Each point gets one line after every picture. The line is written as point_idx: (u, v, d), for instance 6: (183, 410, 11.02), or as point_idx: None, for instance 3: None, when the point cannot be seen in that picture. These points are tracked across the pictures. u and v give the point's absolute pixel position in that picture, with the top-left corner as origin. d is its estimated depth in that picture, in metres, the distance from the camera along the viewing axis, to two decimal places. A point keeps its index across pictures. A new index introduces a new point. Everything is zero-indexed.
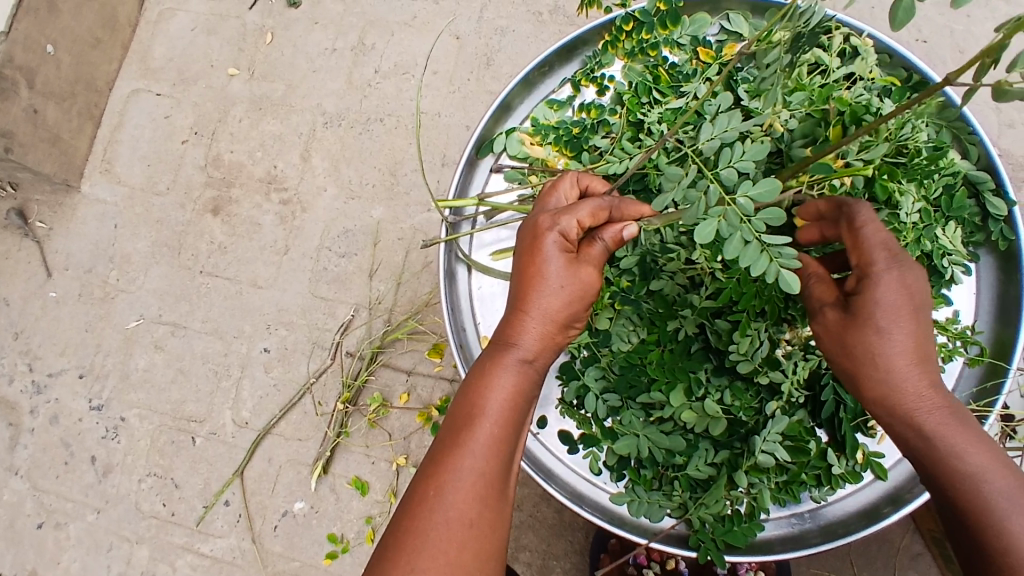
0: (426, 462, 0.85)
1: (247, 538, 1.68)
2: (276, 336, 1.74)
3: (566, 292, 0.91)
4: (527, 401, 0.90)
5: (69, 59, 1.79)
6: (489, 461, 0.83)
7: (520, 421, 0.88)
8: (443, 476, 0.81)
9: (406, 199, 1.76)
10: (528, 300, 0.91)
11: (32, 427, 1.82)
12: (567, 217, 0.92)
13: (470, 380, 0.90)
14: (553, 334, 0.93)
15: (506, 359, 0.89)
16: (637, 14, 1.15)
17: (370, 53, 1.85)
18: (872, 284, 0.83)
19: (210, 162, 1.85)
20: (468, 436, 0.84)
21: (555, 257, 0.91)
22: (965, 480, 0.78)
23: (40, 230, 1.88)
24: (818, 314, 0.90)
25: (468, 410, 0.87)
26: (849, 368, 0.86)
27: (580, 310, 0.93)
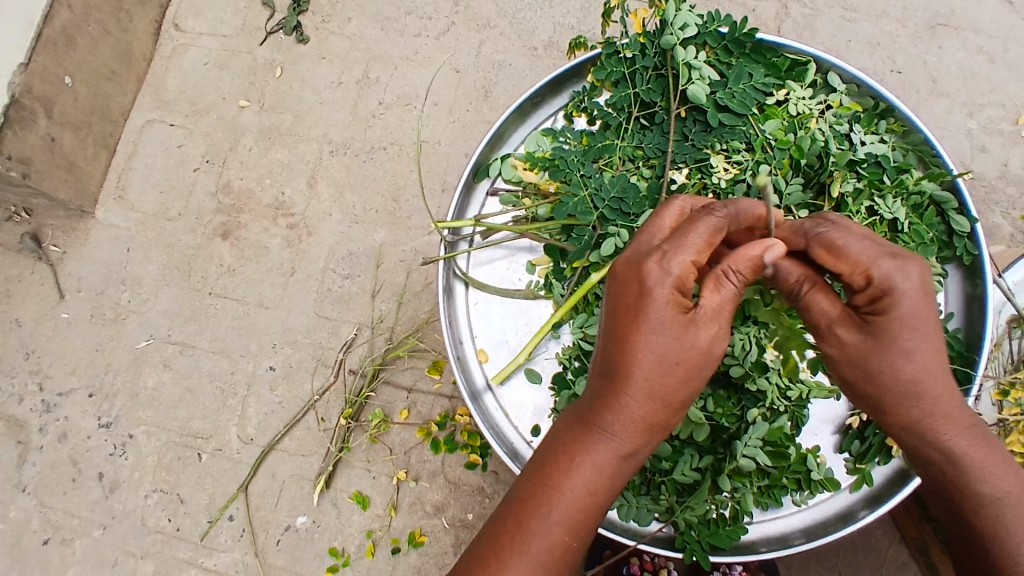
0: (501, 525, 0.91)
1: (250, 552, 1.72)
2: (281, 355, 1.80)
3: (686, 367, 0.87)
4: (615, 486, 0.92)
5: (86, 91, 1.89)
6: (556, 554, 0.88)
7: (604, 502, 0.92)
8: (515, 554, 0.88)
9: (407, 223, 1.85)
10: (650, 384, 0.87)
11: (41, 445, 1.87)
12: (680, 264, 0.87)
13: (561, 449, 0.92)
14: (658, 409, 0.89)
15: (596, 441, 0.89)
16: (624, 49, 1.24)
17: (375, 86, 1.95)
18: (892, 296, 0.86)
19: (220, 188, 1.94)
20: (541, 521, 0.89)
21: (670, 323, 0.86)
22: (966, 468, 0.91)
23: (54, 254, 1.96)
24: (828, 335, 0.93)
25: (550, 494, 0.90)
26: (876, 392, 0.91)
27: (684, 380, 0.88)
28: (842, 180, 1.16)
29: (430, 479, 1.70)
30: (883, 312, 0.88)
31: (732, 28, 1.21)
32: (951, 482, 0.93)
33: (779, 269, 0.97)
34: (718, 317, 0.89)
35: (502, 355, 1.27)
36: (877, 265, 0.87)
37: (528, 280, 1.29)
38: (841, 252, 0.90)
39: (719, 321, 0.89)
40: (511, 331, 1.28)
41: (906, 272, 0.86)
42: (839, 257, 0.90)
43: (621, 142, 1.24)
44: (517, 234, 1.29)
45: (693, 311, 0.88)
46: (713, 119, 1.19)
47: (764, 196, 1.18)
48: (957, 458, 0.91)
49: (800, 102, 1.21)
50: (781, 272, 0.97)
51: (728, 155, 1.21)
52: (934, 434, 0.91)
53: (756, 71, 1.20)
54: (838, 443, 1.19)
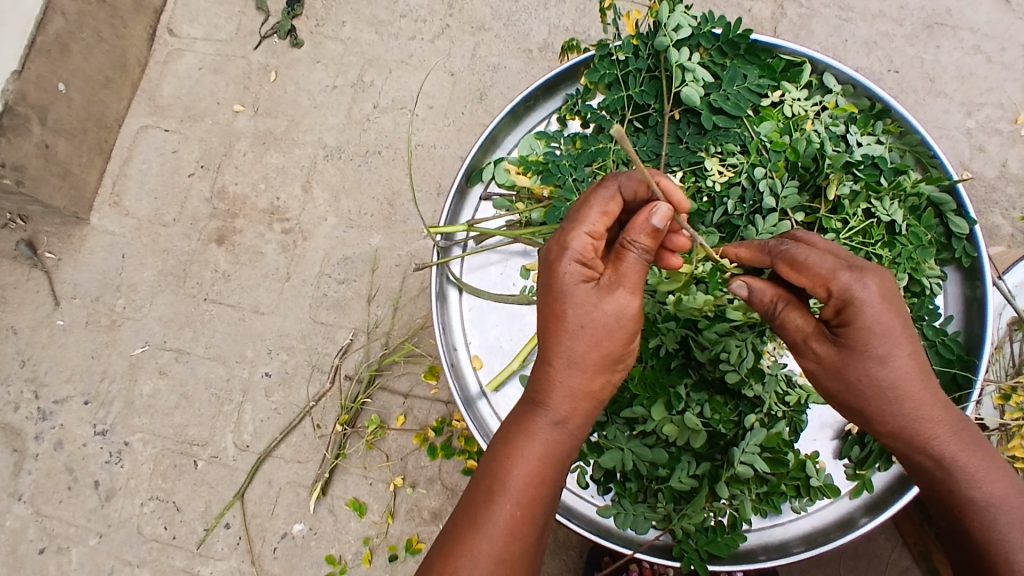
0: (456, 524, 0.87)
1: (247, 560, 1.71)
2: (277, 361, 1.79)
3: (598, 331, 0.87)
4: (560, 465, 0.90)
5: (80, 98, 1.89)
6: (509, 542, 0.84)
7: (551, 484, 0.89)
8: (467, 548, 0.84)
9: (403, 227, 1.84)
10: (572, 352, 0.87)
11: (37, 452, 1.86)
12: (577, 236, 0.88)
13: (502, 433, 0.92)
14: (588, 380, 0.89)
15: (534, 418, 0.89)
16: (617, 51, 1.23)
17: (369, 89, 1.94)
18: (855, 306, 0.89)
19: (215, 194, 1.93)
20: (494, 511, 0.85)
21: (576, 291, 0.88)
22: (954, 471, 0.92)
23: (49, 261, 1.95)
24: (804, 350, 0.97)
25: (494, 480, 0.88)
26: (858, 402, 0.94)
27: (609, 348, 0.88)
28: (838, 182, 1.15)
29: (427, 485, 1.69)
30: (847, 322, 0.91)
31: (726, 30, 1.20)
32: (943, 491, 0.94)
33: (753, 290, 1.00)
34: (626, 283, 0.88)
35: (496, 361, 1.27)
36: (836, 278, 0.90)
37: (522, 285, 1.28)
38: (802, 267, 0.93)
39: (636, 286, 0.88)
40: (506, 337, 1.27)
41: (862, 281, 0.89)
42: (799, 273, 0.93)
43: (614, 146, 1.21)
44: (511, 239, 1.28)
45: (599, 279, 0.89)
46: (707, 122, 1.17)
47: (760, 199, 1.16)
48: (948, 464, 0.92)
49: (795, 104, 1.20)
50: (756, 295, 1.00)
51: (723, 157, 1.20)
52: (920, 439, 0.92)
53: (751, 73, 1.19)
54: (837, 448, 1.17)
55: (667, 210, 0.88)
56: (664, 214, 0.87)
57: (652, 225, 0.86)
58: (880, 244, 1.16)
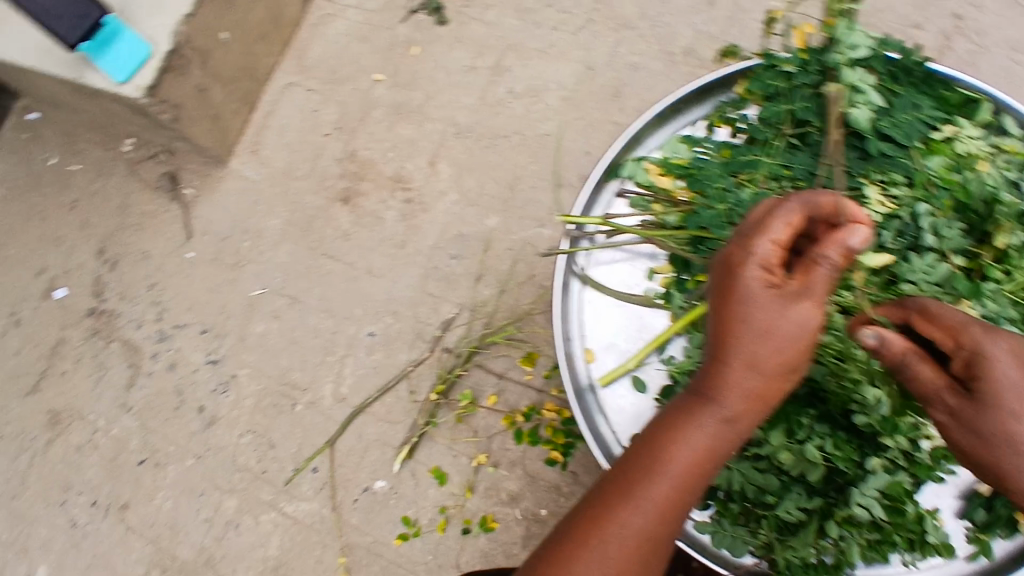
0: (606, 488, 0.93)
1: (328, 505, 1.79)
2: (382, 323, 1.86)
3: (778, 341, 0.87)
4: (720, 461, 0.92)
5: (239, 48, 2.00)
6: (661, 516, 0.90)
7: (707, 476, 0.92)
8: (615, 513, 0.90)
9: (520, 213, 1.86)
10: (753, 357, 0.88)
11: (151, 371, 2.01)
12: (762, 242, 0.88)
13: (665, 419, 0.94)
14: (762, 385, 0.89)
15: (705, 413, 0.90)
16: (783, 64, 1.21)
17: (506, 74, 1.98)
18: (992, 362, 0.87)
19: (346, 156, 2.01)
20: (648, 485, 0.90)
21: (761, 299, 0.88)
22: None
23: (188, 196, 2.10)
24: (933, 402, 0.92)
25: (654, 459, 0.91)
26: (994, 461, 0.89)
27: (788, 355, 0.88)
28: (1011, 230, 1.08)
29: (508, 468, 1.72)
30: (982, 375, 0.87)
31: (903, 56, 1.17)
32: None
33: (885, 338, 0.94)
34: (814, 297, 0.87)
35: (610, 358, 1.27)
36: (968, 330, 0.89)
37: (647, 288, 1.28)
38: (935, 317, 0.92)
39: (819, 298, 0.87)
40: (623, 335, 1.27)
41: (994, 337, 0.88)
42: (932, 324, 0.92)
43: (767, 159, 1.18)
44: (642, 239, 1.28)
45: (782, 287, 0.89)
46: (873, 148, 1.14)
47: (919, 236, 1.12)
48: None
49: (969, 142, 1.14)
50: (886, 341, 0.94)
51: (885, 187, 1.15)
52: None
53: (923, 104, 1.15)
54: (961, 508, 1.11)
55: (863, 230, 0.86)
56: (863, 238, 0.85)
57: (848, 244, 0.85)
58: None
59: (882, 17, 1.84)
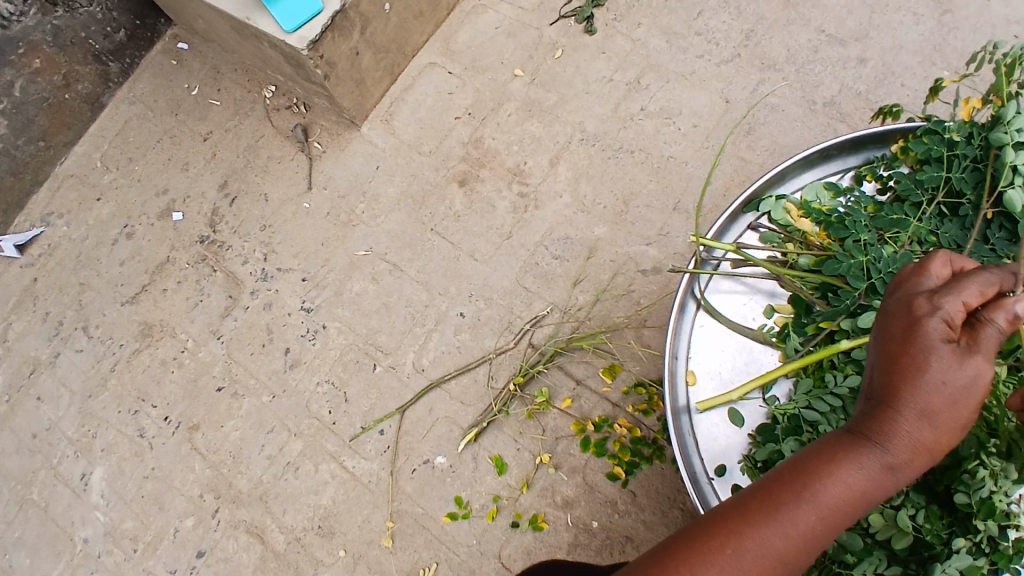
0: (739, 507, 0.91)
1: (387, 469, 1.84)
2: (474, 306, 1.90)
3: (952, 393, 0.85)
4: (867, 506, 0.89)
5: (395, 21, 2.10)
6: (799, 549, 0.87)
7: (853, 519, 0.89)
8: (751, 535, 0.88)
9: (630, 228, 1.88)
10: (924, 405, 0.85)
11: (247, 305, 2.12)
12: (953, 297, 0.86)
13: (815, 453, 0.91)
14: (931, 437, 0.86)
15: (865, 456, 0.87)
16: (950, 133, 1.19)
17: (643, 92, 2.00)
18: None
19: (472, 141, 2.08)
20: (791, 513, 0.88)
21: (940, 350, 0.85)
22: None
23: (315, 150, 2.22)
24: None
25: (801, 491, 0.88)
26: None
27: (961, 411, 0.85)
28: None
29: (569, 473, 1.72)
30: None
31: None
32: None
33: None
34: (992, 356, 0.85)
35: (710, 384, 1.25)
36: None
37: (762, 323, 1.26)
38: None
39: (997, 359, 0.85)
40: (728, 365, 1.25)
41: None
42: None
43: (915, 222, 1.18)
44: (766, 274, 1.27)
45: (963, 343, 0.86)
46: (1020, 232, 1.09)
47: None
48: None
49: None
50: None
51: None
52: None
53: None
54: None
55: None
56: None
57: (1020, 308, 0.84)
58: None
59: None
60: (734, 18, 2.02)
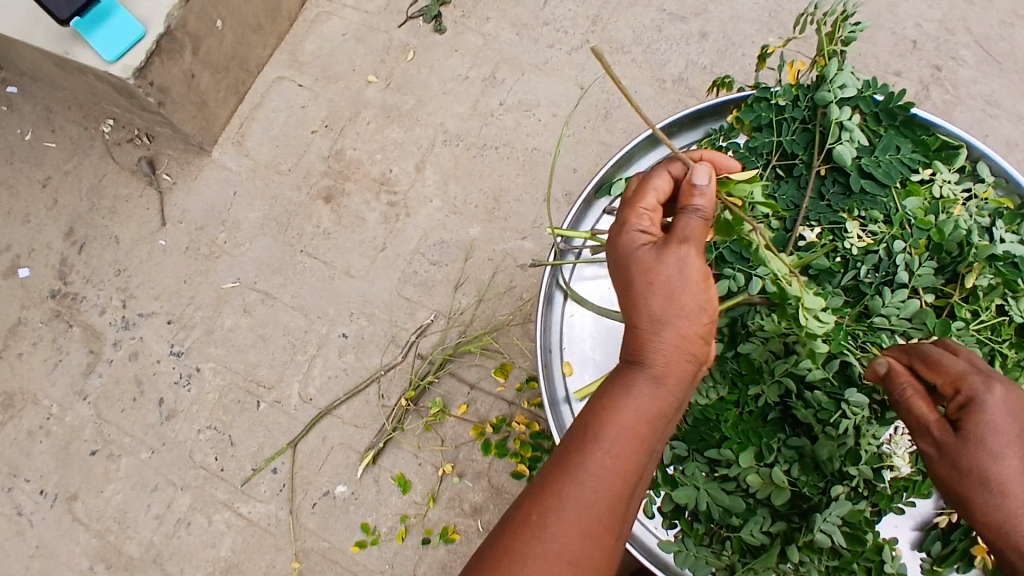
0: (542, 473, 0.90)
1: (285, 508, 1.74)
2: (356, 324, 1.83)
3: (669, 286, 0.92)
4: (653, 423, 0.91)
5: (231, 37, 1.99)
6: (603, 490, 0.85)
7: (646, 437, 0.90)
8: (554, 491, 0.85)
9: (503, 224, 1.86)
10: (653, 308, 0.92)
11: (111, 359, 1.94)
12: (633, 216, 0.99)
13: (592, 399, 0.94)
14: (676, 333, 0.92)
15: (628, 377, 0.92)
16: (776, 97, 1.23)
17: (499, 86, 1.99)
18: (981, 408, 0.91)
19: (332, 154, 2.00)
20: (584, 459, 0.87)
21: (643, 257, 0.95)
22: None
23: (164, 182, 2.06)
24: (921, 433, 0.96)
25: (587, 434, 0.89)
26: (963, 494, 0.92)
27: (689, 298, 0.92)
28: (979, 272, 1.12)
29: (473, 479, 1.69)
30: (970, 416, 0.92)
31: (888, 98, 1.19)
32: None
33: (889, 371, 0.97)
34: (690, 239, 0.94)
35: (586, 372, 1.27)
36: (968, 379, 0.92)
37: None
38: (937, 363, 0.95)
39: (696, 241, 0.94)
40: (600, 351, 1.28)
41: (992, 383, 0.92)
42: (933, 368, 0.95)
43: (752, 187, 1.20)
44: None
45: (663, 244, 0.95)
46: (855, 184, 1.16)
47: (894, 272, 1.14)
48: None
49: (945, 186, 1.17)
50: (888, 375, 0.98)
51: (864, 223, 1.18)
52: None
53: (905, 145, 1.17)
54: (918, 540, 1.13)
55: (705, 177, 0.97)
56: (704, 181, 0.97)
57: (697, 190, 0.97)
58: (1007, 343, 1.14)
59: (864, 62, 1.91)
60: (579, 5, 2.03)
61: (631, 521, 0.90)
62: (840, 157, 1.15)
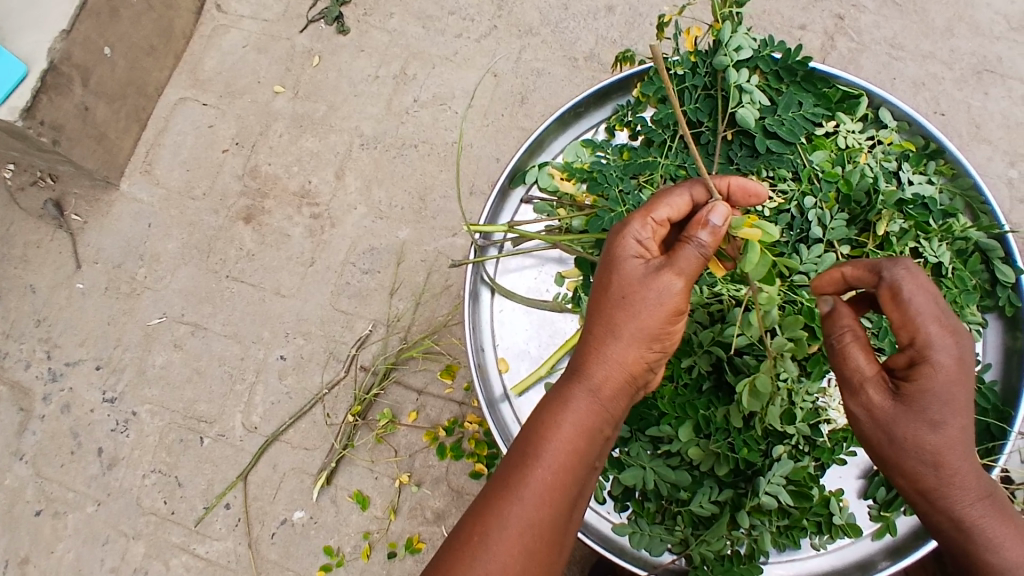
0: (489, 486, 0.88)
1: (243, 543, 1.69)
2: (293, 345, 1.78)
3: (641, 307, 0.90)
4: (595, 440, 0.90)
5: (124, 64, 1.89)
6: (544, 507, 0.84)
7: (588, 455, 0.89)
8: (496, 509, 0.84)
9: (432, 223, 1.82)
10: (615, 324, 0.91)
11: (43, 414, 1.85)
12: (636, 221, 0.94)
13: (541, 407, 0.92)
14: (629, 354, 0.92)
15: (576, 387, 0.91)
16: (675, 68, 1.22)
17: (411, 82, 1.93)
18: (929, 368, 0.87)
19: (247, 172, 1.93)
20: (526, 475, 0.85)
21: (625, 269, 0.92)
22: (975, 538, 0.88)
23: (75, 223, 1.95)
24: (855, 392, 0.92)
25: (532, 449, 0.87)
26: (896, 456, 0.90)
27: (652, 325, 0.91)
28: (889, 218, 1.13)
29: (432, 485, 1.67)
30: (917, 376, 0.87)
31: (786, 55, 1.18)
32: (960, 551, 0.90)
33: (836, 309, 0.95)
34: (683, 272, 0.90)
35: (522, 366, 1.26)
36: (923, 331, 0.87)
37: (555, 292, 1.27)
38: (902, 305, 0.88)
39: (688, 271, 0.90)
40: (533, 343, 1.26)
41: (945, 340, 0.87)
42: (897, 310, 0.89)
43: (663, 160, 1.20)
44: (549, 244, 1.27)
45: (651, 261, 0.92)
46: (761, 145, 1.16)
47: (808, 228, 1.15)
48: (965, 526, 0.88)
49: (849, 136, 1.18)
50: (835, 313, 0.94)
51: (774, 183, 1.18)
52: (948, 501, 0.89)
53: (806, 101, 1.17)
54: (863, 488, 1.15)
55: (725, 210, 0.91)
56: (721, 213, 0.90)
57: (711, 223, 0.89)
58: None
59: (769, 19, 1.92)
60: None
61: (570, 541, 0.89)
62: (743, 119, 1.14)
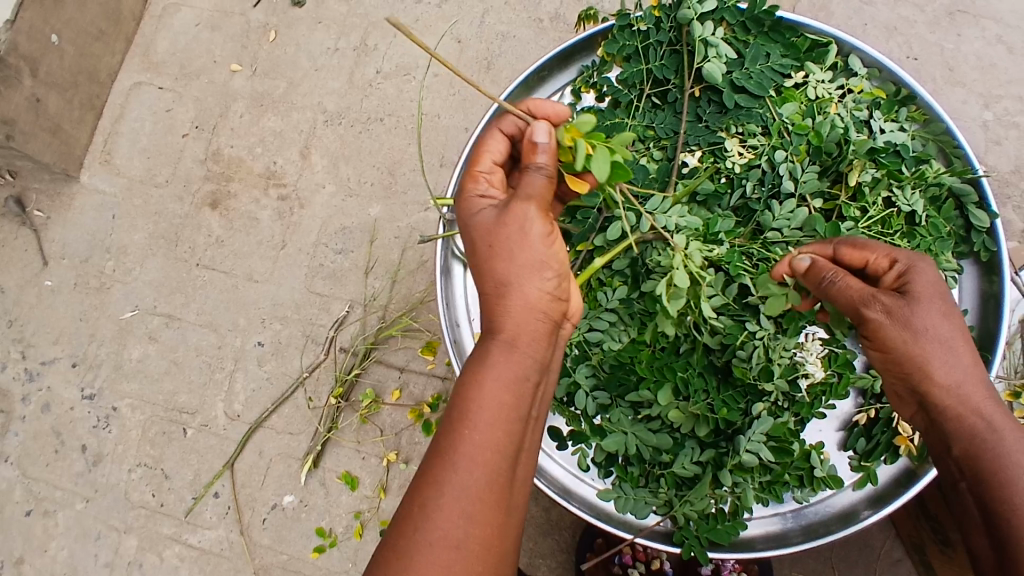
0: (425, 459, 0.80)
1: (235, 530, 1.69)
2: (270, 330, 1.76)
3: (511, 243, 0.87)
4: (522, 390, 0.83)
5: (73, 51, 1.81)
6: (479, 468, 0.77)
7: (520, 406, 0.82)
8: (431, 481, 0.77)
9: (403, 198, 1.78)
10: (501, 271, 0.87)
11: (23, 414, 1.82)
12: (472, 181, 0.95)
13: (464, 370, 0.85)
14: (531, 292, 0.87)
15: (489, 344, 0.85)
16: (638, 23, 1.18)
17: (373, 53, 1.87)
18: (919, 274, 0.91)
19: (210, 156, 1.87)
20: (456, 441, 0.78)
21: (486, 222, 0.90)
22: (1004, 433, 0.85)
23: (38, 218, 1.89)
24: (869, 301, 0.91)
25: (458, 410, 0.81)
26: (920, 350, 0.88)
27: (534, 256, 0.87)
28: (861, 168, 1.11)
29: (420, 462, 1.66)
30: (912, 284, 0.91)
31: (752, 5, 1.15)
32: (988, 456, 0.84)
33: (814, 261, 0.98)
34: (532, 198, 0.88)
35: None
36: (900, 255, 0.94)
37: None
38: (864, 246, 0.97)
39: (537, 194, 0.89)
40: None
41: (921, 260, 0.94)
42: (865, 250, 0.97)
43: (631, 121, 1.17)
44: None
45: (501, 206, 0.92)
46: (729, 101, 1.13)
47: (780, 182, 1.13)
48: (996, 424, 0.85)
49: (819, 86, 1.16)
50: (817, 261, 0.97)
51: (744, 138, 1.15)
52: (973, 396, 0.87)
53: (773, 52, 1.14)
54: (843, 439, 1.16)
55: (542, 126, 0.92)
56: (539, 133, 0.91)
57: (535, 145, 0.90)
58: (899, 234, 1.12)
59: None
60: None
61: (519, 497, 0.83)
62: (710, 73, 1.10)
